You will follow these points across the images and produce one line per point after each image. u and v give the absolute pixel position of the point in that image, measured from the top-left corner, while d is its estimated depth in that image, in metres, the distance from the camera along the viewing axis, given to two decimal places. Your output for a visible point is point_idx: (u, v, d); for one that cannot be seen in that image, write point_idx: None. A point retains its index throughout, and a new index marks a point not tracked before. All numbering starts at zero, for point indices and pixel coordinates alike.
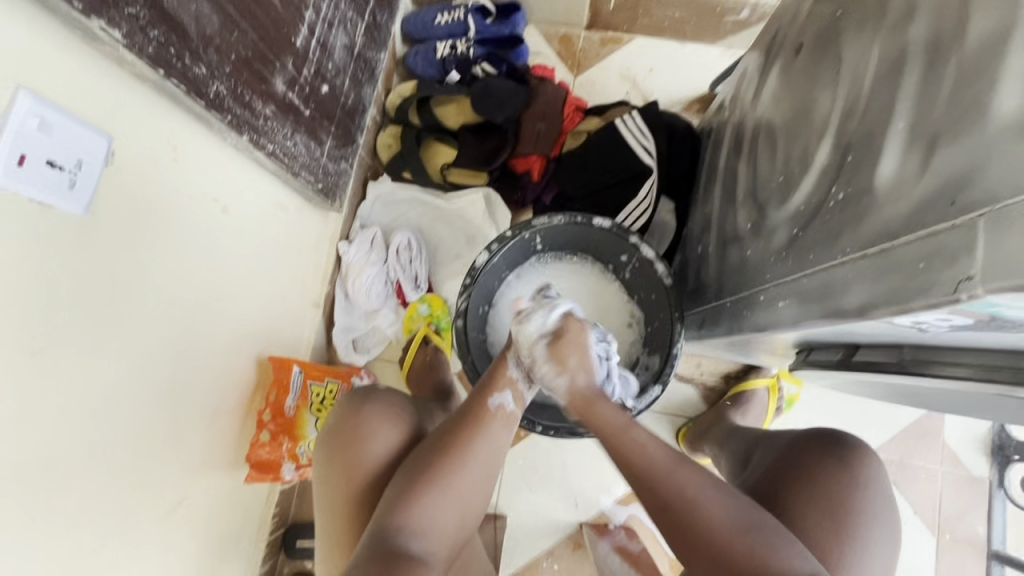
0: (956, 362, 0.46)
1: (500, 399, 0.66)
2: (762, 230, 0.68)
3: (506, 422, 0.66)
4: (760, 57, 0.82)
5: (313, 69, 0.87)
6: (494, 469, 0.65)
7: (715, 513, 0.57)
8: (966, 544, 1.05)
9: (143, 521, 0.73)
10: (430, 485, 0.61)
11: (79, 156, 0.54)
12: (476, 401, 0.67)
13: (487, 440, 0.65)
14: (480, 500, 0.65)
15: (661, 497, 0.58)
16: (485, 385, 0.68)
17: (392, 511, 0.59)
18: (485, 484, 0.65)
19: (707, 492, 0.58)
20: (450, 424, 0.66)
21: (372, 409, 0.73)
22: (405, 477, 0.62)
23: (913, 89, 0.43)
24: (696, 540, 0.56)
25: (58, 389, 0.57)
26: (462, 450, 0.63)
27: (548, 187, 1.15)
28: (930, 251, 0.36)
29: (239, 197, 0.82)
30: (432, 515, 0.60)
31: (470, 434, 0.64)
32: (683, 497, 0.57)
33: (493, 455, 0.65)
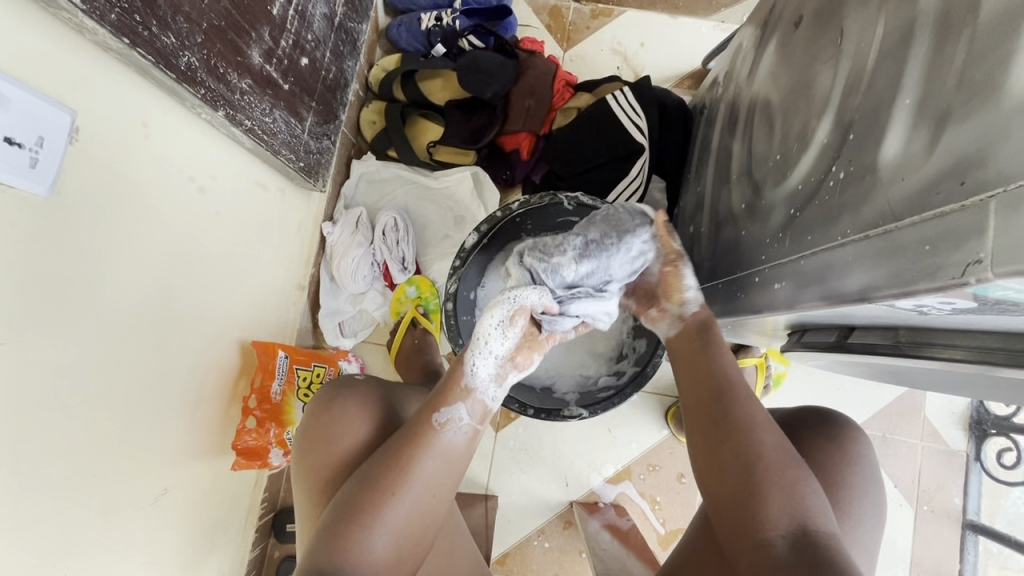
0: (953, 345, 0.45)
1: (450, 415, 0.64)
2: (757, 210, 0.67)
3: (463, 436, 0.65)
4: (756, 31, 0.80)
5: (291, 40, 0.83)
6: (439, 493, 0.62)
7: (767, 443, 0.58)
8: (943, 515, 1.08)
9: (126, 511, 0.71)
10: (370, 517, 0.58)
11: (40, 133, 0.51)
12: (418, 422, 0.64)
13: (427, 463, 0.62)
14: (425, 523, 0.62)
15: (733, 423, 0.61)
16: (432, 402, 0.65)
17: (325, 545, 0.58)
18: (432, 505, 0.62)
19: (756, 412, 0.61)
20: (392, 448, 0.63)
21: (338, 409, 0.71)
22: (342, 505, 0.60)
23: (921, 62, 0.41)
24: (724, 459, 0.60)
25: (26, 380, 0.55)
26: (396, 478, 0.60)
27: (538, 165, 1.14)
28: (937, 232, 0.36)
29: (216, 176, 0.78)
30: (372, 546, 0.58)
31: (408, 463, 0.61)
32: (751, 423, 0.60)
33: (436, 477, 0.62)
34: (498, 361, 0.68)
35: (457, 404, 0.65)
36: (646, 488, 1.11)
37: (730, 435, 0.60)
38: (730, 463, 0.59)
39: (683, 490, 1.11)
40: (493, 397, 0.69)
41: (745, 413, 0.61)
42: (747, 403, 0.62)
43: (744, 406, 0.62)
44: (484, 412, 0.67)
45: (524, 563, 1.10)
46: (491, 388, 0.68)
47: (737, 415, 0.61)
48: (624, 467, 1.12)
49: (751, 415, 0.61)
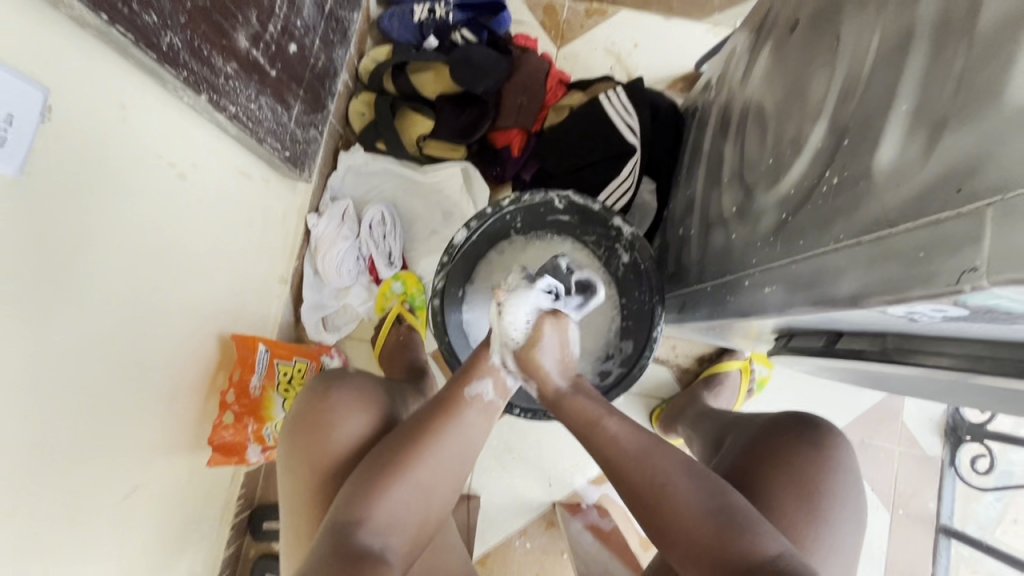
0: (939, 351, 0.46)
1: (479, 389, 0.65)
2: (748, 214, 0.66)
3: (490, 409, 0.67)
4: (750, 35, 0.80)
5: (280, 25, 0.81)
6: (463, 462, 0.64)
7: (693, 504, 0.56)
8: (918, 519, 1.10)
9: (94, 508, 0.69)
10: (399, 475, 0.59)
11: (8, 109, 0.48)
12: (450, 392, 0.65)
13: (460, 429, 0.63)
14: (446, 493, 0.63)
15: (647, 485, 0.58)
16: (465, 373, 0.66)
17: (354, 500, 0.58)
18: (454, 474, 0.63)
19: (668, 465, 0.58)
20: (422, 415, 0.64)
21: (345, 392, 0.71)
22: (372, 464, 0.60)
23: (918, 70, 0.41)
24: (657, 526, 0.57)
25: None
26: (433, 437, 0.61)
27: (529, 163, 1.12)
28: (931, 238, 0.35)
29: (198, 163, 0.76)
30: (396, 505, 0.58)
31: (442, 426, 0.62)
32: (655, 491, 0.57)
33: (463, 447, 0.63)
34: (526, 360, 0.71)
35: (486, 377, 0.66)
36: None
37: (649, 500, 0.57)
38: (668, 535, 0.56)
39: None
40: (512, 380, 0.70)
41: (656, 473, 0.58)
42: (649, 462, 0.59)
43: (654, 463, 0.59)
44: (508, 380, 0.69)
45: (505, 564, 1.09)
46: (516, 369, 0.70)
47: (638, 477, 0.58)
48: None
49: (655, 475, 0.58)
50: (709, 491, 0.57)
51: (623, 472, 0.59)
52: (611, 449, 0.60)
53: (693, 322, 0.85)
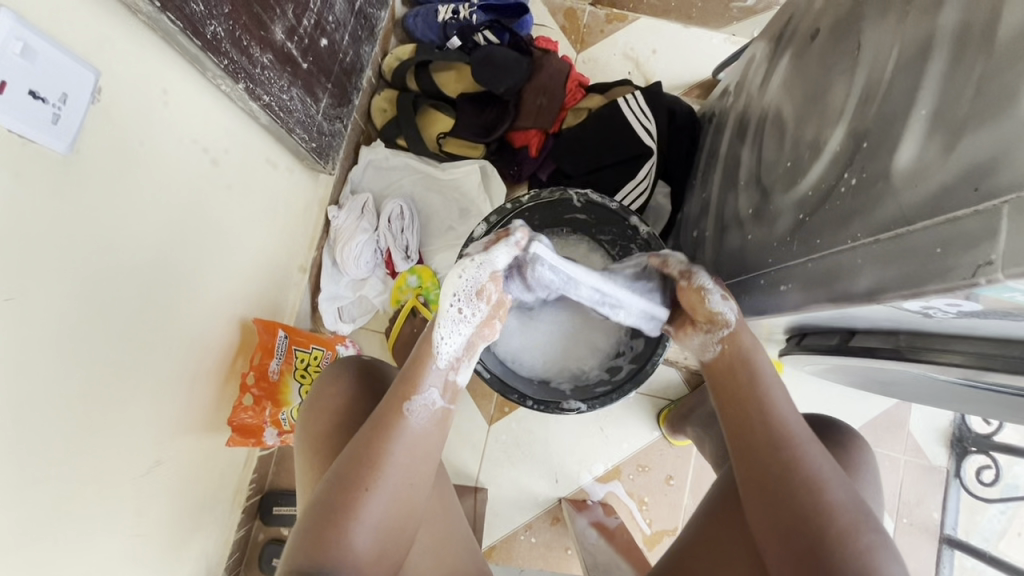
0: (950, 349, 0.47)
1: (423, 400, 0.63)
2: (765, 215, 0.68)
3: (432, 421, 0.63)
4: (770, 43, 0.82)
5: (313, 20, 0.83)
6: (422, 463, 0.63)
7: (842, 498, 0.55)
8: (922, 529, 1.11)
9: (117, 480, 0.71)
10: (345, 519, 0.57)
11: (63, 90, 0.51)
12: (387, 403, 0.63)
13: (396, 450, 0.61)
14: (412, 493, 0.62)
15: (801, 469, 0.58)
16: (404, 385, 0.64)
17: (306, 548, 0.56)
18: (416, 475, 0.62)
19: (829, 467, 0.58)
20: (359, 444, 0.61)
21: (324, 395, 0.73)
22: (314, 510, 0.58)
23: (938, 76, 0.43)
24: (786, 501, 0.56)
25: (25, 338, 0.54)
26: (380, 443, 0.60)
27: (546, 163, 1.14)
28: (948, 234, 0.37)
29: (229, 151, 0.78)
30: (366, 515, 0.58)
31: (376, 456, 0.60)
32: (816, 480, 0.57)
33: (419, 450, 0.62)
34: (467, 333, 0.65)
35: (429, 389, 0.64)
36: (634, 488, 1.12)
37: (791, 473, 0.58)
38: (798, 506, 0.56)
39: (671, 492, 1.12)
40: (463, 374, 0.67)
41: (819, 465, 0.58)
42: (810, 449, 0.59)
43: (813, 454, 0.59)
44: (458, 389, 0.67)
45: (510, 557, 1.10)
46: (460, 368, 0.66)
47: (798, 463, 0.58)
48: (614, 466, 1.13)
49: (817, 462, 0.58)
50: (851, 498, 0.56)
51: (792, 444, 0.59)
52: (785, 437, 0.60)
53: None
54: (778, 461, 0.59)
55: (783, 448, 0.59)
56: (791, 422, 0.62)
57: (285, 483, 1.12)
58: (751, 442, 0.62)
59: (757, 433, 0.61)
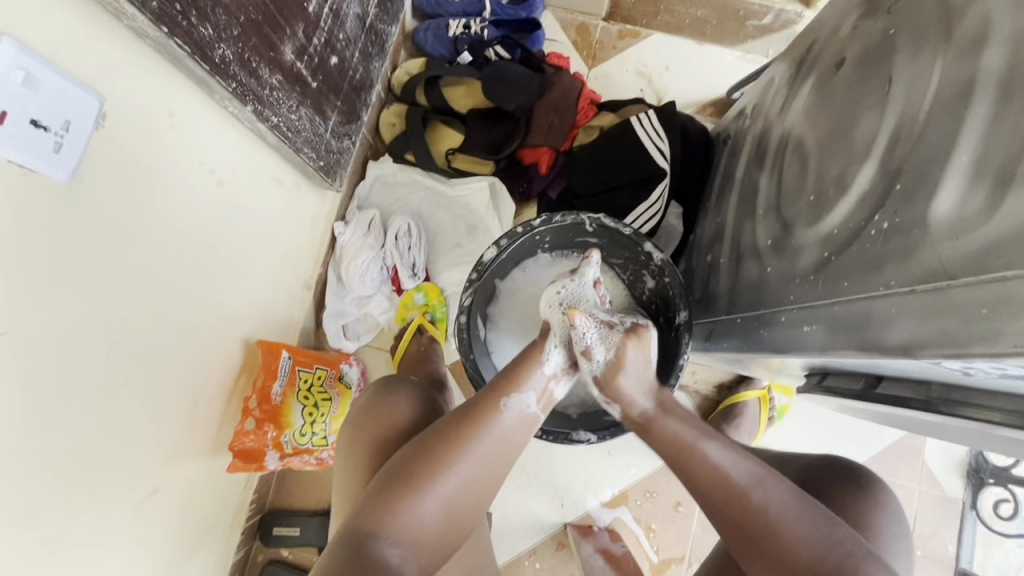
0: (988, 405, 0.45)
1: (522, 400, 0.63)
2: (786, 249, 0.66)
3: (522, 421, 0.63)
4: (790, 67, 0.80)
5: (324, 38, 0.82)
6: (492, 468, 0.61)
7: (803, 529, 0.53)
8: (937, 563, 1.08)
9: (116, 509, 0.69)
10: (421, 488, 0.56)
11: (66, 117, 0.49)
12: (481, 400, 0.63)
13: (484, 439, 0.60)
14: (474, 497, 0.59)
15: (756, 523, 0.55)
16: (501, 383, 0.64)
17: (374, 510, 0.54)
18: (484, 477, 0.60)
19: (776, 499, 0.56)
20: (450, 424, 0.60)
21: (394, 400, 0.70)
22: (388, 476, 0.57)
23: (981, 122, 0.41)
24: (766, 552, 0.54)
25: (15, 375, 0.51)
26: (463, 439, 0.59)
27: (555, 181, 1.13)
28: (996, 295, 0.35)
29: (236, 171, 0.77)
30: (424, 514, 0.56)
31: (467, 438, 0.59)
32: (770, 524, 0.54)
33: (496, 454, 0.61)
34: (569, 356, 0.68)
35: (529, 390, 0.64)
36: (642, 515, 1.10)
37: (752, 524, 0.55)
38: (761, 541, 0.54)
39: (679, 519, 1.10)
40: (559, 389, 0.69)
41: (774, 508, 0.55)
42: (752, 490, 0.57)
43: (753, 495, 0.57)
44: (550, 401, 0.68)
45: None
46: (561, 381, 0.68)
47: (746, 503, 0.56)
48: (621, 492, 1.11)
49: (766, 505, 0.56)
50: (816, 524, 0.54)
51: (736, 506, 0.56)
52: (728, 489, 0.58)
53: (720, 352, 0.85)
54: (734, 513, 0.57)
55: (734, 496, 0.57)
56: (730, 466, 0.59)
57: (286, 503, 1.09)
58: (712, 510, 0.58)
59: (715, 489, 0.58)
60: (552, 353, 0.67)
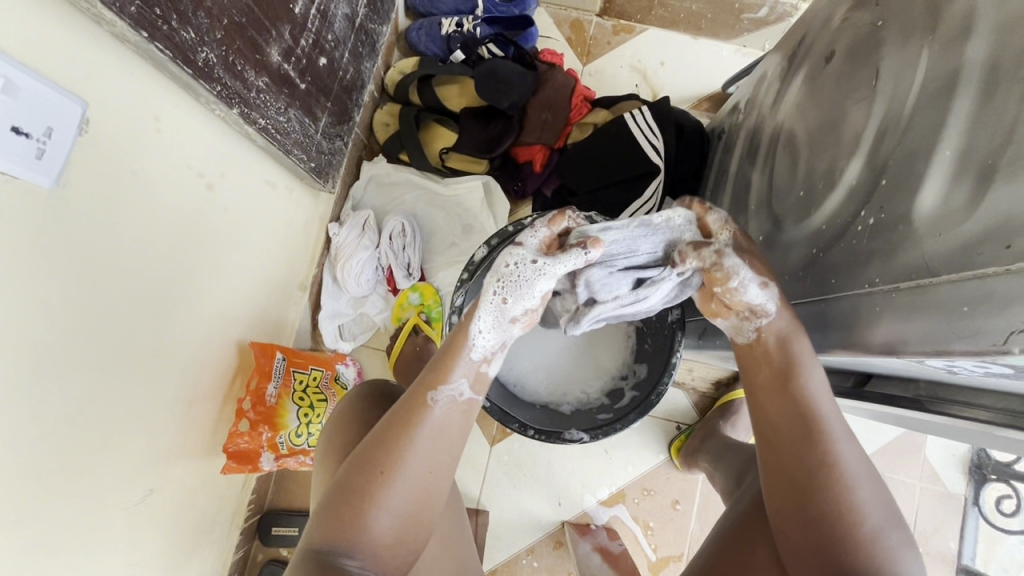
0: (976, 403, 0.44)
1: (450, 390, 0.60)
2: (776, 245, 0.65)
3: (458, 411, 0.60)
4: (782, 61, 0.79)
5: (312, 39, 0.81)
6: (435, 467, 0.59)
7: (861, 493, 0.54)
8: (939, 560, 1.07)
9: (111, 512, 0.70)
10: (361, 505, 0.55)
11: (48, 123, 0.49)
12: (410, 399, 0.60)
13: (419, 440, 0.58)
14: (425, 498, 0.58)
15: (833, 472, 0.54)
16: (428, 375, 0.61)
17: (324, 530, 0.54)
18: (431, 476, 0.58)
19: (857, 459, 0.55)
20: (383, 429, 0.59)
21: (354, 412, 0.70)
22: (330, 495, 0.56)
23: (964, 117, 0.40)
24: (812, 498, 0.54)
25: (4, 380, 0.52)
26: (396, 445, 0.57)
27: (550, 178, 1.12)
28: (977, 293, 0.35)
29: (226, 174, 0.77)
30: (374, 529, 0.55)
31: (398, 440, 0.58)
32: (847, 476, 0.54)
33: (438, 450, 0.59)
34: (501, 330, 0.62)
35: (458, 377, 0.61)
36: (639, 513, 1.10)
37: (826, 484, 0.54)
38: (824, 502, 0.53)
39: (677, 517, 1.09)
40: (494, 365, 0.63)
41: (848, 463, 0.55)
42: (833, 447, 0.55)
43: (834, 446, 0.56)
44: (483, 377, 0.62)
45: None
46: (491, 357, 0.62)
47: (830, 452, 0.55)
48: (619, 490, 1.10)
49: (843, 464, 0.55)
50: (880, 498, 0.54)
51: (823, 454, 0.55)
52: (820, 431, 0.56)
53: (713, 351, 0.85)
54: (814, 455, 0.55)
55: (820, 443, 0.55)
56: (831, 417, 0.57)
57: (285, 503, 1.10)
58: (796, 425, 0.57)
59: (803, 424, 0.57)
60: (483, 326, 0.61)
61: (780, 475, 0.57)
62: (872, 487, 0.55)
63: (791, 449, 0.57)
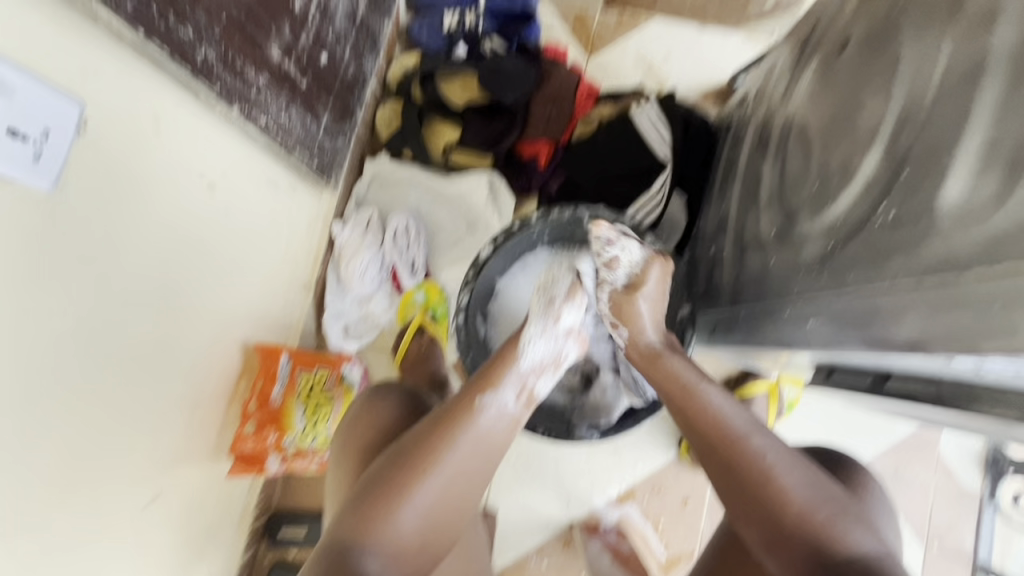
0: (1001, 402, 0.42)
1: (498, 399, 0.62)
2: (789, 240, 0.64)
3: (504, 422, 0.62)
4: (793, 50, 0.77)
5: (312, 36, 0.80)
6: (472, 472, 0.59)
7: (795, 482, 0.55)
8: (954, 556, 1.05)
9: (118, 517, 0.69)
10: (396, 500, 0.55)
11: (46, 124, 0.48)
12: (456, 402, 0.61)
13: (464, 444, 0.59)
14: (457, 501, 0.58)
15: (751, 469, 0.57)
16: (480, 381, 0.63)
17: (351, 522, 0.54)
18: (467, 481, 0.59)
19: (774, 449, 0.58)
20: (425, 431, 0.59)
21: (380, 407, 0.70)
22: (363, 487, 0.56)
23: (991, 105, 0.38)
24: (747, 501, 0.56)
25: (7, 387, 0.51)
26: (440, 444, 0.58)
27: (556, 174, 1.08)
28: (1008, 289, 0.34)
29: (227, 174, 0.76)
30: (403, 526, 0.54)
31: (439, 441, 0.58)
32: (766, 469, 0.56)
33: (476, 456, 0.60)
34: (551, 347, 0.68)
35: (507, 386, 0.63)
36: (649, 512, 1.09)
37: (754, 482, 0.56)
38: (754, 499, 0.56)
39: (687, 515, 1.08)
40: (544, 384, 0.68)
41: (764, 455, 0.57)
42: (750, 444, 0.58)
43: (746, 442, 0.58)
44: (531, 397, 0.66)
45: None
46: (542, 376, 0.67)
47: (745, 451, 0.58)
48: (628, 489, 1.09)
49: (764, 457, 0.57)
50: (816, 481, 0.56)
51: (739, 454, 0.58)
52: (727, 432, 0.59)
53: (724, 347, 0.84)
54: (731, 458, 0.58)
55: (731, 443, 0.59)
56: (730, 414, 0.61)
57: (292, 504, 1.10)
58: (704, 431, 0.61)
59: (708, 427, 0.61)
60: (533, 341, 0.67)
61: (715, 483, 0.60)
62: (801, 472, 0.56)
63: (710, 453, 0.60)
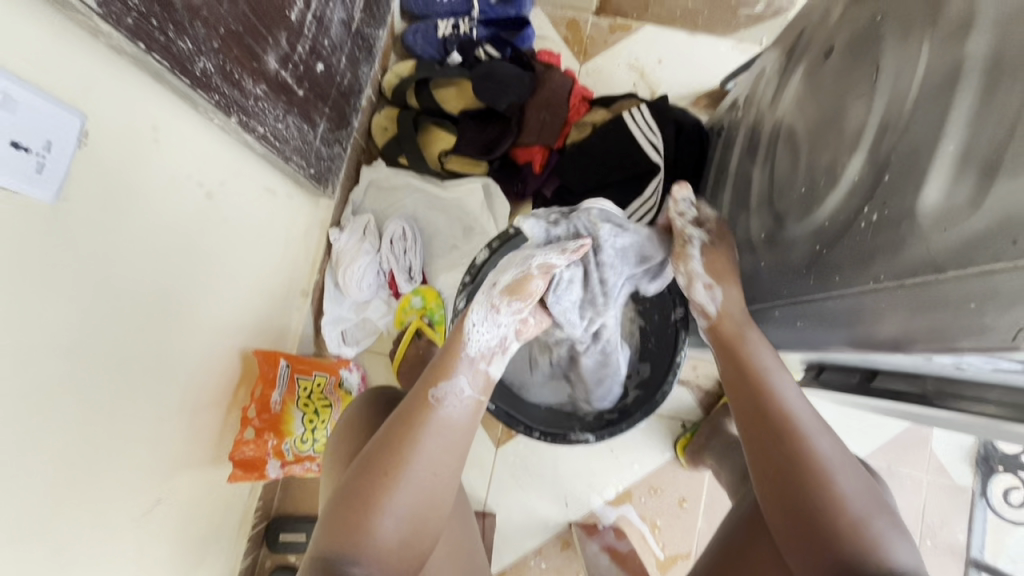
0: (982, 398, 0.44)
1: (450, 389, 0.62)
2: (779, 242, 0.65)
3: (464, 410, 0.62)
4: (781, 56, 0.79)
5: (308, 45, 0.81)
6: (444, 469, 0.60)
7: (849, 488, 0.56)
8: (948, 552, 1.07)
9: (119, 523, 0.70)
10: (370, 509, 0.55)
11: (47, 137, 0.49)
12: (414, 401, 0.62)
13: (426, 443, 0.59)
14: (435, 502, 0.59)
15: (810, 467, 0.58)
16: (430, 376, 0.63)
17: (330, 534, 0.54)
18: (440, 479, 0.59)
19: (836, 452, 0.59)
20: (387, 433, 0.60)
21: (361, 416, 0.70)
22: (337, 497, 0.57)
23: (967, 112, 0.40)
24: (799, 494, 0.57)
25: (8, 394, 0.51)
26: (403, 447, 0.58)
27: (550, 179, 1.11)
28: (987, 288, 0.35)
29: (225, 183, 0.77)
30: (382, 533, 0.55)
31: (401, 442, 0.59)
32: (825, 472, 0.57)
33: (446, 453, 0.60)
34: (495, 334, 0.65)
35: (457, 376, 0.63)
36: (647, 512, 1.10)
37: (809, 478, 0.57)
38: (805, 496, 0.56)
39: (684, 515, 1.09)
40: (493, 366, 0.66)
41: (825, 456, 0.58)
42: (809, 442, 0.59)
43: (803, 441, 0.60)
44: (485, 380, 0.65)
45: None
46: (492, 358, 0.66)
47: (807, 446, 0.59)
48: (625, 490, 1.10)
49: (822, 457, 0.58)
50: (870, 493, 0.57)
51: (797, 447, 0.59)
52: (791, 427, 0.61)
53: None
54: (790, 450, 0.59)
55: (797, 436, 0.60)
56: (801, 412, 0.62)
57: (291, 509, 1.10)
58: (768, 419, 0.62)
59: (770, 416, 0.62)
60: (476, 328, 0.65)
61: (762, 475, 0.61)
62: (857, 480, 0.57)
63: (766, 444, 0.61)
